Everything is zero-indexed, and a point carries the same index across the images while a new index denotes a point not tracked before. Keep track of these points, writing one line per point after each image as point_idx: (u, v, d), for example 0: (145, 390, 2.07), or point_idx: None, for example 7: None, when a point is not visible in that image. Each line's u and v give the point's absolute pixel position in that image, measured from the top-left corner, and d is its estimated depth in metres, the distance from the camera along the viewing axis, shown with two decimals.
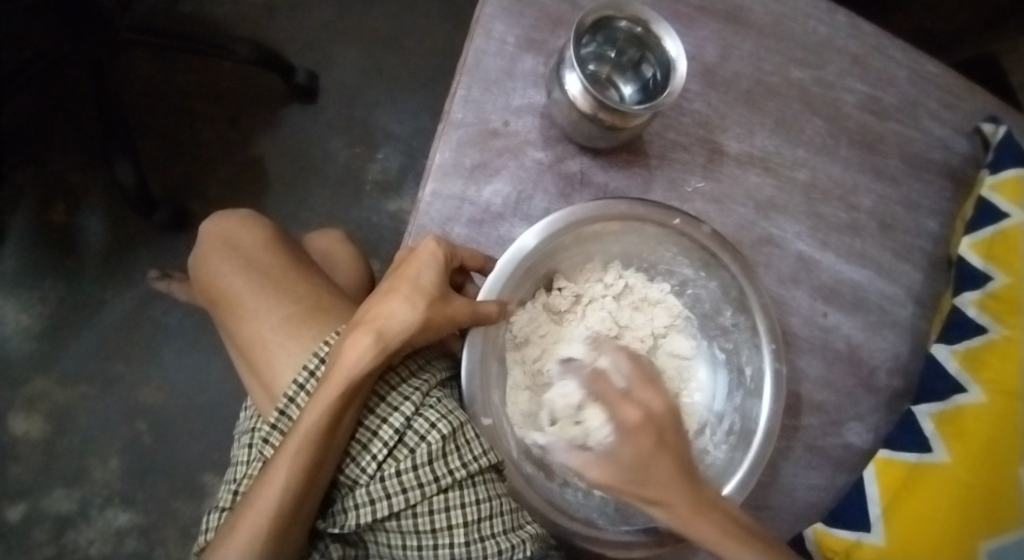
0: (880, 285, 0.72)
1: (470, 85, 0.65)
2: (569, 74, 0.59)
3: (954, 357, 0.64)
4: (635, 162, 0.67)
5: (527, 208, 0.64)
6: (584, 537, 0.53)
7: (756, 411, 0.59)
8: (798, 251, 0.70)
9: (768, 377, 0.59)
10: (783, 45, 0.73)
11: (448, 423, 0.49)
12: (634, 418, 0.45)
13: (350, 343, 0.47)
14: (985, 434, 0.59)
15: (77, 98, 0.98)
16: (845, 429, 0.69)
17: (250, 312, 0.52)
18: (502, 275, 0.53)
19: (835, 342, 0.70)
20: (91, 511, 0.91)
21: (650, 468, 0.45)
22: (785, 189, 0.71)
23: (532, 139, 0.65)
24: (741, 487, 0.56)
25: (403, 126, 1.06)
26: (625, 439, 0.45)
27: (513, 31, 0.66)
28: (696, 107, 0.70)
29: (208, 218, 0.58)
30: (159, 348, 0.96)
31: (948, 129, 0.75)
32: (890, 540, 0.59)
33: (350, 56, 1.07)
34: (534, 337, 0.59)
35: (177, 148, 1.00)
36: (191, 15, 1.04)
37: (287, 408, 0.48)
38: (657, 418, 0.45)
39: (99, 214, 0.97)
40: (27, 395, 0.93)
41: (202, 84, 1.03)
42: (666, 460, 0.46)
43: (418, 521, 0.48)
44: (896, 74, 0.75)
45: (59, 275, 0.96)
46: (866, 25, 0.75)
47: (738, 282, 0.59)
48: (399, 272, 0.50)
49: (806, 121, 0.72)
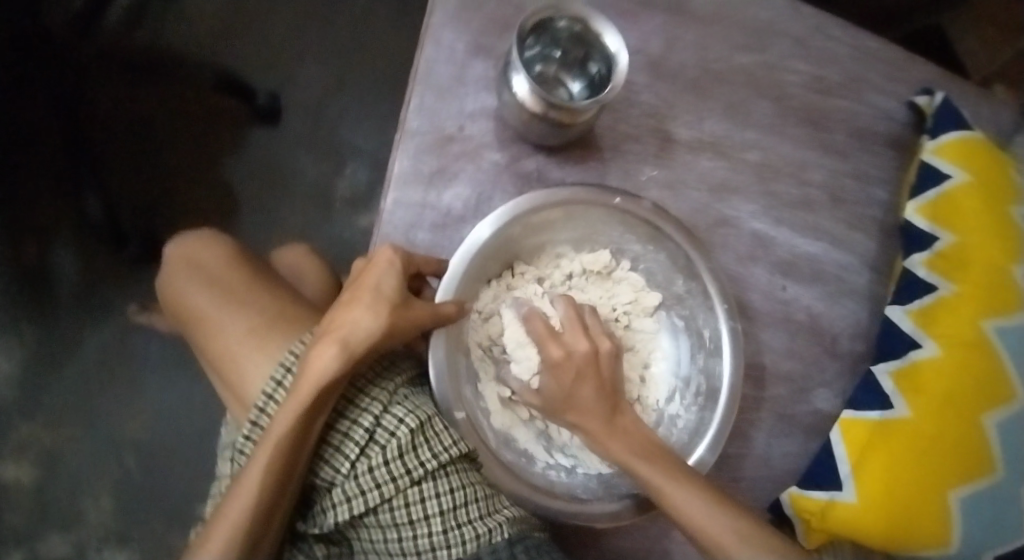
0: (836, 255, 0.75)
1: (423, 94, 0.67)
2: (516, 77, 0.61)
3: (908, 316, 0.67)
4: (589, 156, 0.69)
5: (488, 209, 0.66)
6: (569, 515, 0.55)
7: (719, 368, 0.61)
8: (754, 230, 0.73)
9: (725, 335, 0.61)
10: (724, 33, 0.76)
11: (416, 418, 0.51)
12: (554, 355, 0.55)
13: (315, 352, 0.48)
14: (945, 385, 0.61)
15: (40, 140, 0.99)
16: (812, 396, 0.71)
17: (216, 328, 0.54)
18: (458, 275, 0.55)
19: (797, 314, 0.73)
20: (88, 551, 0.92)
21: (568, 396, 0.54)
22: (736, 170, 0.73)
23: (487, 141, 0.67)
24: (722, 430, 0.59)
25: (367, 141, 1.08)
26: (548, 369, 0.55)
27: (461, 39, 0.69)
28: (644, 98, 0.72)
29: (170, 242, 0.59)
30: (143, 381, 0.97)
31: (888, 101, 0.79)
32: (861, 496, 0.61)
33: (310, 77, 1.09)
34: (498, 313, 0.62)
35: (145, 182, 1.02)
36: (148, 48, 1.06)
37: (259, 418, 0.50)
38: (577, 358, 0.55)
39: (73, 253, 0.98)
40: (14, 441, 0.93)
41: (165, 114, 1.04)
42: (585, 390, 0.54)
43: (396, 514, 0.50)
44: (835, 51, 0.78)
45: (37, 316, 0.96)
46: (802, 8, 0.78)
47: (684, 250, 0.62)
48: (358, 282, 0.52)
49: (752, 104, 0.75)
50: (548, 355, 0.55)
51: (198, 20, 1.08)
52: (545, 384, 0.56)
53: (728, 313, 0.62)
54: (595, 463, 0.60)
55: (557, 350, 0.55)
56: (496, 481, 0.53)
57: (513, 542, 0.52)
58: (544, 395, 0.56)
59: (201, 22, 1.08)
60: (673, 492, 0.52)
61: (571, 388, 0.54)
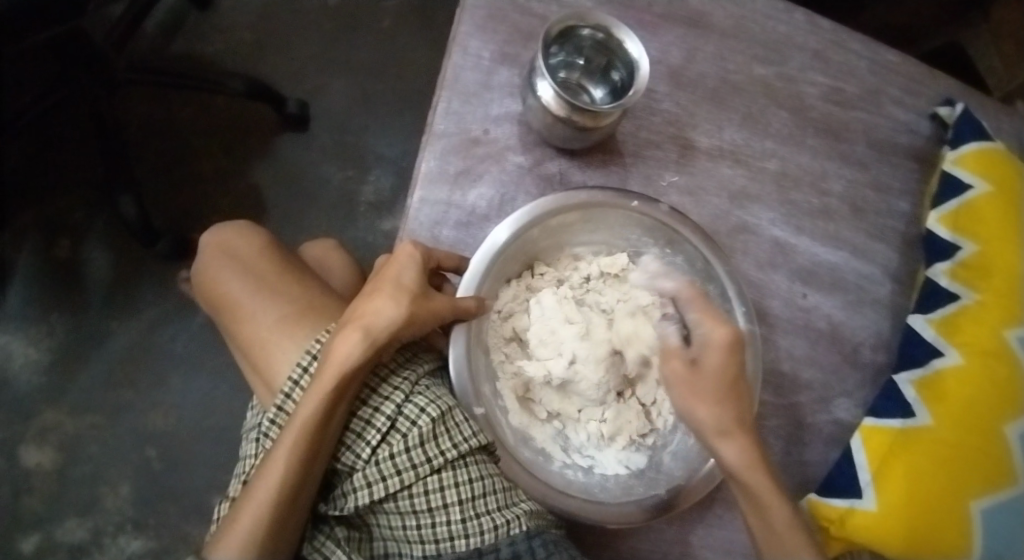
0: (857, 265, 0.75)
1: (450, 98, 0.69)
2: (541, 82, 0.63)
3: (930, 325, 0.67)
4: (611, 161, 0.70)
5: (511, 209, 0.67)
6: (587, 515, 0.55)
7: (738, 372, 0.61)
8: (773, 236, 0.73)
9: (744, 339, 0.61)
10: (745, 45, 0.77)
11: (437, 407, 0.51)
12: (726, 337, 0.54)
13: (340, 339, 0.49)
14: (966, 393, 0.61)
15: (77, 139, 1.03)
16: (833, 405, 0.71)
17: (246, 316, 0.55)
18: (478, 272, 0.56)
19: (817, 322, 0.73)
20: (104, 537, 0.93)
21: (727, 382, 0.55)
22: (756, 178, 0.74)
23: (511, 144, 0.69)
24: None
25: (392, 149, 1.10)
26: (716, 349, 0.54)
27: (488, 47, 0.71)
28: (666, 106, 0.73)
29: (207, 230, 0.61)
30: (167, 375, 0.98)
31: (910, 114, 0.79)
32: (883, 504, 0.60)
33: (338, 86, 1.12)
34: (519, 311, 0.62)
35: (176, 181, 1.04)
36: (184, 55, 1.09)
37: (285, 403, 0.51)
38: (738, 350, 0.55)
39: (104, 248, 1.01)
40: (38, 427, 0.95)
41: (197, 118, 1.07)
42: (734, 385, 0.55)
43: (415, 501, 0.51)
44: (855, 65, 0.79)
45: (67, 308, 0.99)
46: (822, 23, 0.79)
47: (702, 253, 0.63)
48: (381, 273, 0.53)
49: (772, 114, 0.76)
50: (713, 335, 0.54)
51: (232, 30, 1.11)
52: (710, 361, 0.54)
53: (746, 316, 0.62)
54: (612, 464, 0.60)
55: (729, 334, 0.54)
56: (513, 476, 0.53)
57: (531, 536, 0.52)
58: (699, 371, 0.55)
59: (235, 32, 1.11)
60: (772, 501, 0.54)
61: (728, 378, 0.54)
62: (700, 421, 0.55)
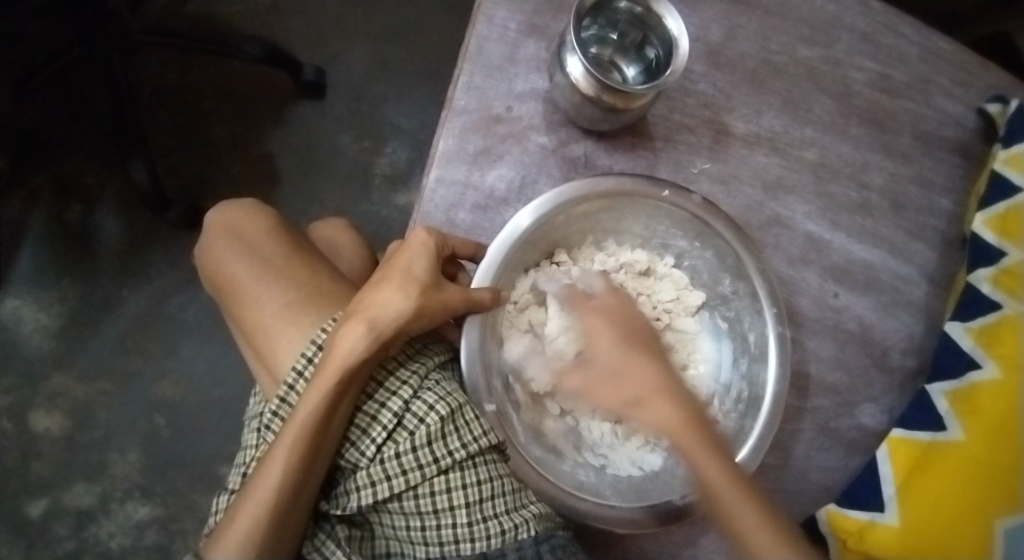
0: (893, 265, 0.71)
1: (472, 72, 0.65)
2: (570, 58, 0.59)
3: (968, 334, 0.63)
4: (640, 145, 0.67)
5: (531, 193, 0.64)
6: (598, 518, 0.53)
7: (763, 376, 0.59)
8: (807, 231, 0.70)
9: (772, 341, 0.59)
10: (790, 24, 0.72)
11: (446, 405, 0.49)
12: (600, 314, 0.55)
13: (342, 332, 0.47)
14: (1000, 409, 0.58)
15: (90, 100, 1.00)
16: (858, 410, 0.68)
17: (249, 301, 0.53)
18: (495, 263, 0.53)
19: (847, 323, 0.69)
20: (112, 503, 0.93)
21: (634, 346, 0.54)
22: (793, 168, 0.70)
23: (535, 123, 0.65)
24: (752, 455, 0.56)
25: (410, 120, 1.07)
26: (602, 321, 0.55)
27: (514, 17, 0.66)
28: (701, 88, 0.69)
29: (212, 208, 0.59)
30: (177, 343, 0.98)
31: (960, 106, 0.74)
32: (905, 519, 0.58)
33: (355, 51, 1.08)
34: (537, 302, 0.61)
35: (189, 147, 1.02)
36: (201, 15, 1.06)
37: (288, 395, 0.49)
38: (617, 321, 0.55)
39: (117, 214, 0.99)
40: (48, 392, 0.95)
41: (211, 82, 1.04)
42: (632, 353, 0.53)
43: (420, 502, 0.49)
44: (905, 50, 0.74)
45: (78, 273, 0.98)
46: (874, 3, 0.74)
47: (734, 249, 0.59)
48: (391, 262, 0.51)
49: (814, 100, 0.71)
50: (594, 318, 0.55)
51: None
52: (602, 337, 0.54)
53: (776, 318, 0.59)
54: (627, 466, 0.58)
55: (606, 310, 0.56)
56: (523, 475, 0.52)
57: (540, 540, 0.50)
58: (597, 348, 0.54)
59: None
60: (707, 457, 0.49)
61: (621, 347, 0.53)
62: (645, 387, 0.51)
